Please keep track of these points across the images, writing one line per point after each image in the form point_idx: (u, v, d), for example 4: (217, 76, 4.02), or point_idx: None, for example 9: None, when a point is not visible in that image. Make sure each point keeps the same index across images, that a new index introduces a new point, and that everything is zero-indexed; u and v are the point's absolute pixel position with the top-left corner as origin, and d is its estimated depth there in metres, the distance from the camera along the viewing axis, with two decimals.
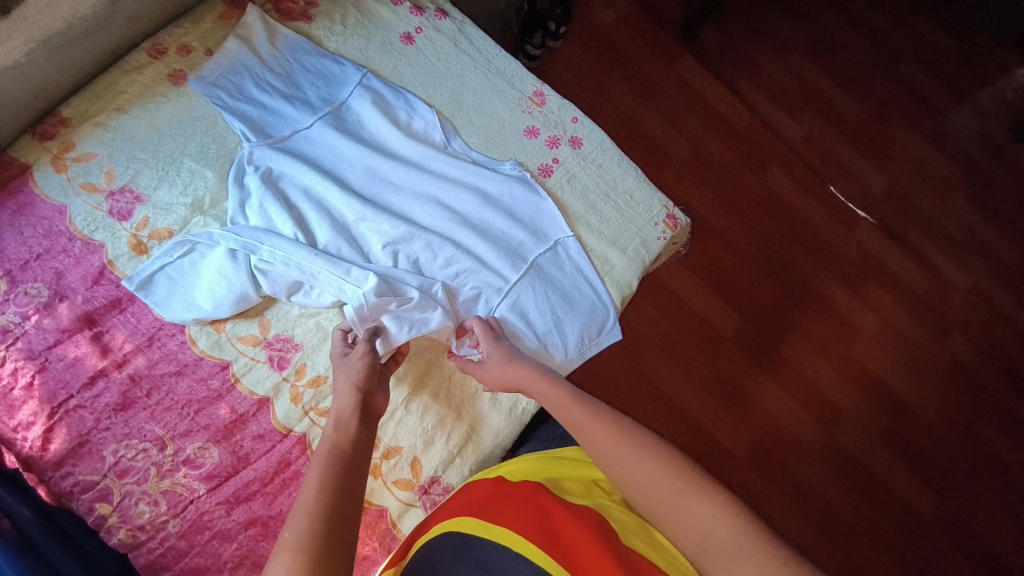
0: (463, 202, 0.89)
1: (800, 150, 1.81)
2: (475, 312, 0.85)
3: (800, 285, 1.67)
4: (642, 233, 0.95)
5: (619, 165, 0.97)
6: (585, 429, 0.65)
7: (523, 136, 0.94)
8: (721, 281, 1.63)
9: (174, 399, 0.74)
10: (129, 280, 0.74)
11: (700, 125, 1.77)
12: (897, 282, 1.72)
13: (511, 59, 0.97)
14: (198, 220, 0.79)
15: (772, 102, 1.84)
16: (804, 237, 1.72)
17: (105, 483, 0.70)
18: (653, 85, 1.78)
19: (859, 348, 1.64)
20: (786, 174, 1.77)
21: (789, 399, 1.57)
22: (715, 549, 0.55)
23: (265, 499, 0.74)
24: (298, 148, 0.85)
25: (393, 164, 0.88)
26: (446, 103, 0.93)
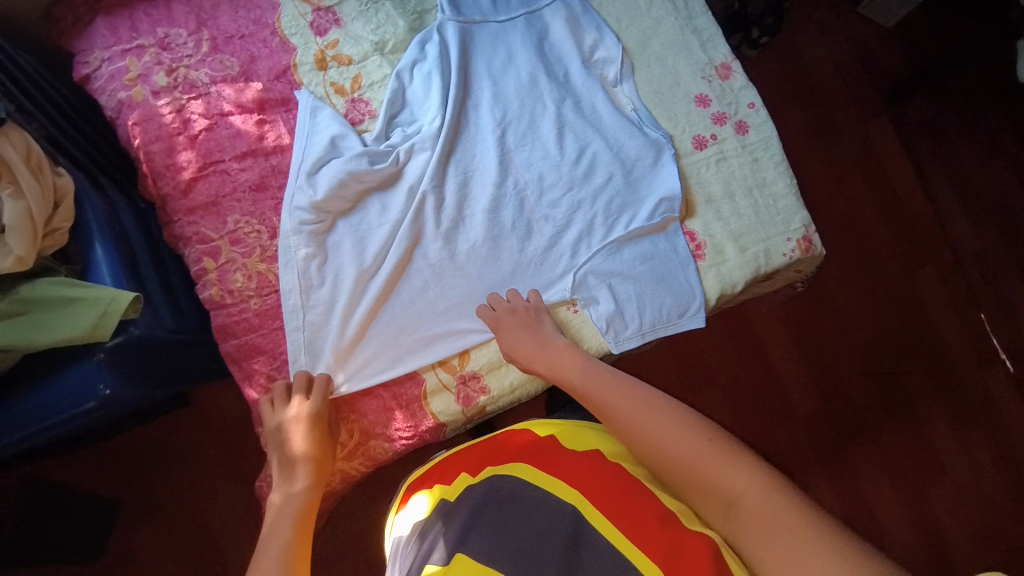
0: (597, 149, 0.87)
1: (965, 264, 1.61)
2: (565, 251, 0.86)
3: (899, 394, 1.51)
4: (769, 241, 0.90)
5: (776, 166, 0.91)
6: (613, 402, 0.68)
7: (691, 101, 0.90)
8: (816, 355, 1.51)
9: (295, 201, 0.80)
10: (303, 89, 0.82)
11: (865, 191, 1.63)
12: (1011, 445, 1.50)
13: (713, 24, 0.92)
14: (374, 57, 0.85)
15: (955, 200, 1.65)
16: (927, 352, 1.54)
17: (218, 243, 0.78)
18: (835, 133, 1.65)
19: (934, 490, 1.46)
20: (938, 280, 1.59)
21: (834, 500, 1.43)
22: (745, 515, 0.56)
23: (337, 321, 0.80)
24: (480, 35, 0.87)
25: (556, 84, 0.88)
26: (633, 43, 0.90)
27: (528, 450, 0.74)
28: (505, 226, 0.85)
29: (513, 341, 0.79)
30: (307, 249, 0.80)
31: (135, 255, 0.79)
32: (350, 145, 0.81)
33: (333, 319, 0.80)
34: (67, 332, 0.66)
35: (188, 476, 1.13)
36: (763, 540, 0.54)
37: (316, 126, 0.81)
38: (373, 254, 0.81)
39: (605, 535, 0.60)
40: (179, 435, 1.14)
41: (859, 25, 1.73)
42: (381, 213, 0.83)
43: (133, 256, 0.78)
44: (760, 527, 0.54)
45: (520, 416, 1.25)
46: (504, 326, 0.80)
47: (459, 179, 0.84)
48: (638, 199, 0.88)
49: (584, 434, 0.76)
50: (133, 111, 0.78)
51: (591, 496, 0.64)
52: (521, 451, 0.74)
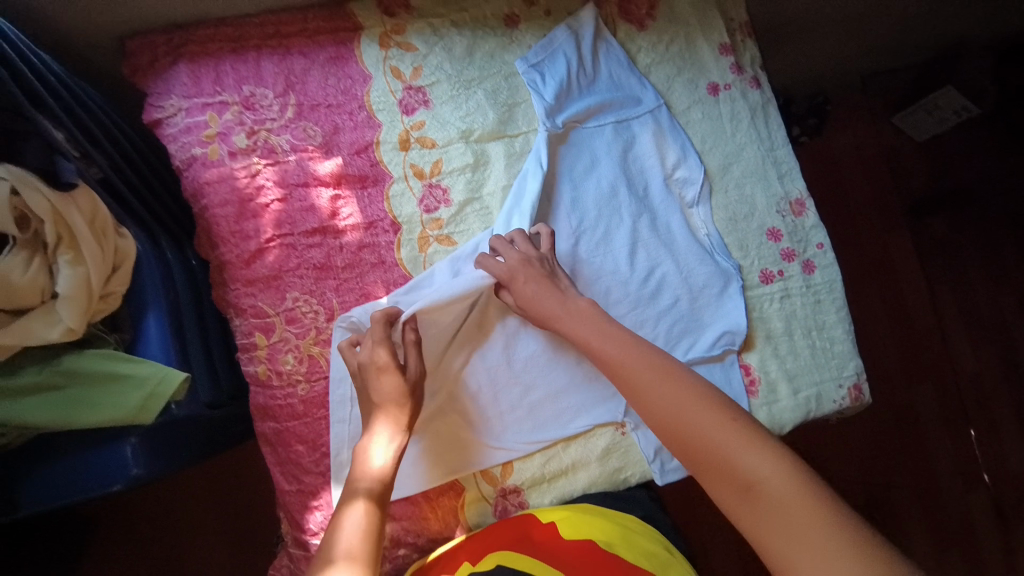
0: (667, 271, 0.86)
1: (961, 389, 1.50)
2: None
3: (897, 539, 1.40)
4: (822, 386, 0.88)
5: (837, 311, 0.91)
6: (636, 372, 0.63)
7: (763, 234, 0.90)
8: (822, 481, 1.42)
9: (360, 285, 0.76)
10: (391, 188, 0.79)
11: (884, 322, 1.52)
12: None
13: (793, 158, 0.93)
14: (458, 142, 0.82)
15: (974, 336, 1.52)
16: (919, 477, 1.43)
17: (273, 320, 0.74)
18: (854, 237, 1.56)
19: None
20: (935, 399, 1.48)
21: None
22: (761, 499, 0.54)
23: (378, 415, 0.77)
24: (566, 141, 0.86)
25: (635, 199, 0.87)
26: (715, 166, 0.90)
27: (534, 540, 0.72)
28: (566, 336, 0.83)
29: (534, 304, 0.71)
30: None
31: (180, 309, 0.72)
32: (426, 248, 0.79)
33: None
34: (110, 413, 0.61)
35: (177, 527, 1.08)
36: (780, 523, 0.53)
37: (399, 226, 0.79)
38: (432, 361, 0.79)
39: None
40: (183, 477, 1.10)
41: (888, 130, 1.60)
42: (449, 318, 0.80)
43: (178, 311, 0.71)
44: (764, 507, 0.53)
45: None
46: (518, 275, 0.72)
47: None
48: (700, 326, 0.86)
49: (587, 525, 0.74)
50: (206, 169, 0.73)
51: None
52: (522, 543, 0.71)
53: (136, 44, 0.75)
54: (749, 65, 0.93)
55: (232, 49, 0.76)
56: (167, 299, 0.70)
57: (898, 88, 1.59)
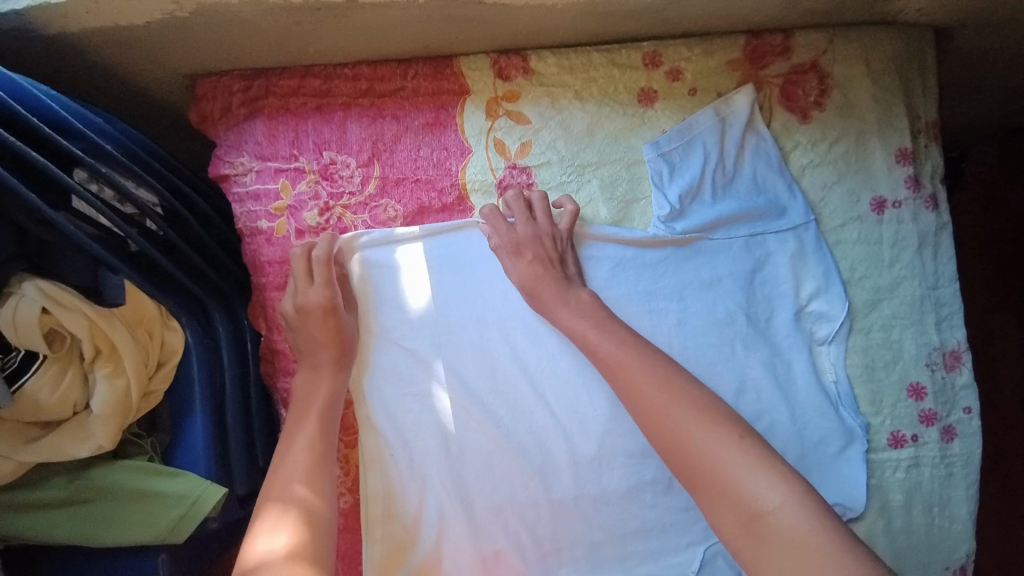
0: (777, 418, 0.73)
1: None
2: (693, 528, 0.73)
3: None
4: (930, 569, 0.76)
5: (968, 488, 0.77)
6: (636, 371, 0.59)
7: (903, 390, 0.75)
8: None
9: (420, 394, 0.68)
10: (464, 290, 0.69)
11: None
12: None
13: (958, 301, 0.76)
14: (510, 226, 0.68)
15: None
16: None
17: None
18: None
19: None
20: None
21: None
22: (772, 536, 0.49)
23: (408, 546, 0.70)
24: (687, 251, 0.72)
25: (754, 331, 0.73)
26: (862, 300, 0.74)
27: None
28: (647, 479, 0.72)
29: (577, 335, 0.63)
30: (412, 458, 0.70)
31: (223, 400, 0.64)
32: (478, 355, 0.70)
33: (419, 548, 0.70)
34: (140, 535, 0.55)
35: None
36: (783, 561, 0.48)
37: (453, 324, 0.69)
38: (478, 487, 0.70)
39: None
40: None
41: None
42: (501, 435, 0.70)
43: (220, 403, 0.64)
44: (802, 569, 0.47)
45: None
46: (524, 250, 0.66)
47: (608, 409, 0.71)
48: None
49: None
50: (273, 246, 0.65)
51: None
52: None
53: (208, 86, 0.67)
54: (927, 178, 0.76)
55: (316, 106, 0.66)
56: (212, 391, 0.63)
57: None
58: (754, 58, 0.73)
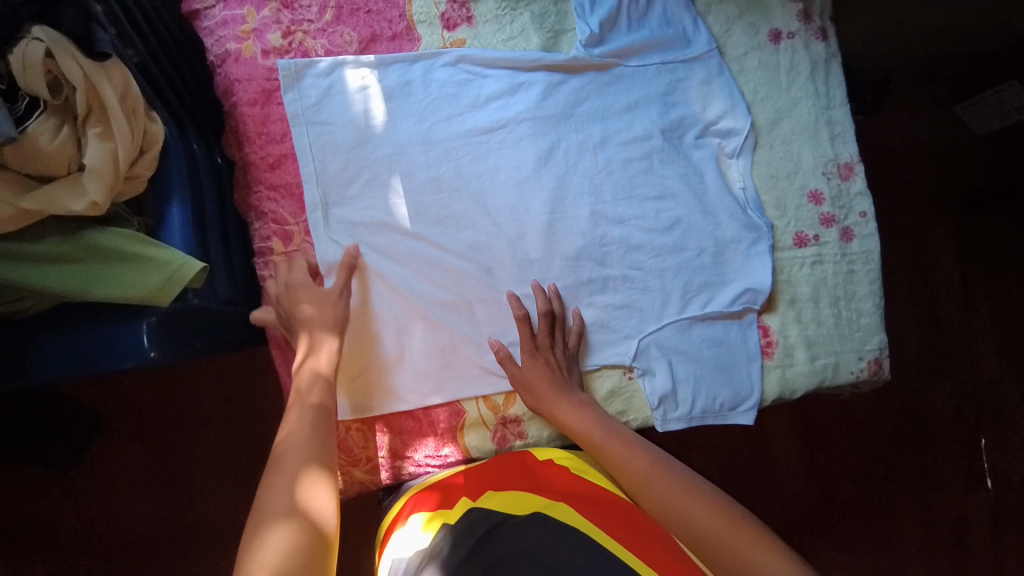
0: (691, 221, 0.83)
1: (984, 395, 1.44)
2: (626, 321, 0.83)
3: (887, 525, 1.39)
4: (841, 356, 0.87)
5: (869, 283, 0.88)
6: (561, 402, 0.75)
7: (804, 195, 0.86)
8: (823, 463, 1.40)
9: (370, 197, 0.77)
10: (405, 103, 0.79)
11: (911, 320, 1.45)
12: None
13: (849, 120, 0.88)
14: (448, 59, 0.80)
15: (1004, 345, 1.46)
16: (925, 477, 1.41)
17: (292, 228, 0.75)
18: (897, 233, 1.48)
19: None
20: (952, 399, 1.44)
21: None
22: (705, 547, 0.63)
23: (376, 333, 0.78)
24: (608, 75, 0.82)
25: (668, 145, 0.83)
26: (764, 118, 0.86)
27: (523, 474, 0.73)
28: (581, 279, 0.82)
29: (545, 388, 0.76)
30: (369, 266, 0.78)
31: (202, 200, 0.72)
32: (426, 170, 0.79)
33: (381, 345, 0.79)
34: (130, 292, 0.62)
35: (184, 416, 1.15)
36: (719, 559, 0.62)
37: (402, 144, 0.78)
38: (433, 286, 0.79)
39: (615, 547, 0.60)
40: (197, 383, 1.15)
41: (942, 115, 1.51)
42: (448, 243, 0.80)
43: (200, 203, 0.72)
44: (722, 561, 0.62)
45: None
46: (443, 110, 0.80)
47: (544, 219, 0.81)
48: (722, 281, 0.84)
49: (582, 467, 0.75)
50: (239, 65, 0.74)
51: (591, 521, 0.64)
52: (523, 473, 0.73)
53: None
54: (817, 15, 0.87)
55: None
56: (190, 190, 0.70)
57: (964, 76, 1.50)
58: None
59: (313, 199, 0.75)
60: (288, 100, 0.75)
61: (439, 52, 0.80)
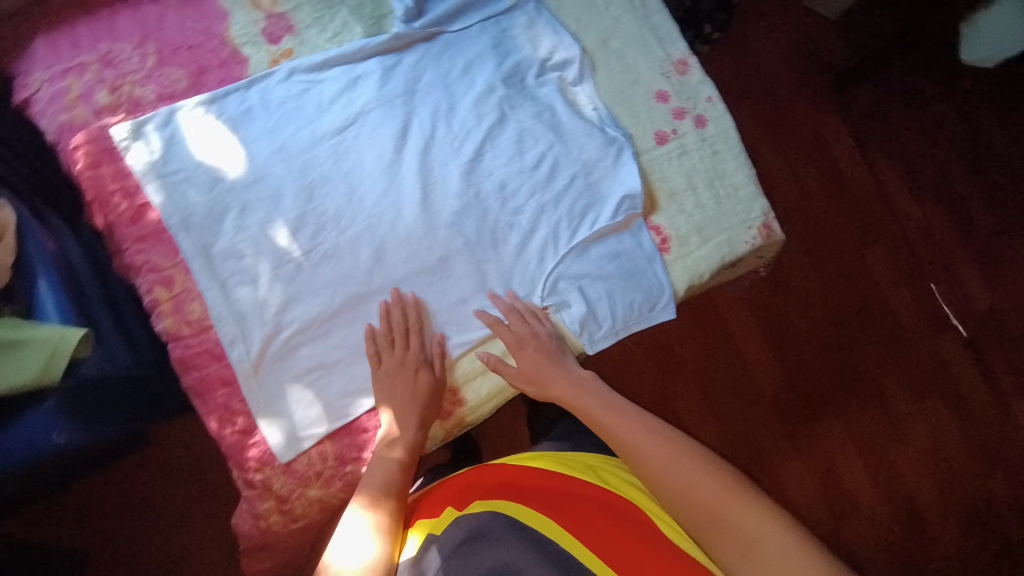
0: (556, 153, 0.88)
1: (912, 240, 1.53)
2: (526, 264, 0.87)
3: (858, 372, 1.45)
4: (732, 231, 0.92)
5: (735, 158, 0.94)
6: (560, 376, 0.82)
7: (651, 98, 0.92)
8: (778, 339, 1.46)
9: (240, 226, 0.77)
10: (245, 123, 0.78)
11: (822, 192, 1.53)
12: (996, 420, 1.45)
13: (670, 21, 0.94)
14: (280, 75, 0.80)
15: (906, 182, 1.56)
16: (882, 330, 1.48)
17: (171, 272, 0.76)
18: (782, 120, 1.55)
19: (900, 462, 1.40)
20: (887, 256, 1.52)
21: (813, 490, 1.37)
22: (695, 502, 0.64)
23: (283, 346, 0.77)
24: (439, 46, 0.86)
25: (513, 91, 0.87)
26: (592, 42, 0.92)
27: (506, 479, 0.74)
28: (470, 237, 0.85)
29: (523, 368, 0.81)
30: (261, 287, 0.77)
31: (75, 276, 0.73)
32: (291, 184, 0.79)
33: (297, 365, 0.78)
34: (15, 377, 0.62)
35: (144, 524, 1.08)
36: (711, 510, 0.63)
37: (262, 169, 0.78)
38: (330, 288, 0.79)
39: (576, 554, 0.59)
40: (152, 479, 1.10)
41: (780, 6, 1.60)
42: (336, 245, 0.80)
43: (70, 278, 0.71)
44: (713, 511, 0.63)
45: (505, 444, 1.25)
46: (289, 121, 0.80)
47: (418, 194, 0.83)
48: (600, 199, 0.89)
49: (564, 462, 0.77)
50: (74, 133, 0.75)
51: (566, 523, 0.63)
52: (505, 484, 0.72)
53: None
54: None
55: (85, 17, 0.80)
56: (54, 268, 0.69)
57: None
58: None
59: (190, 247, 0.76)
60: (137, 160, 0.75)
61: (269, 71, 0.80)
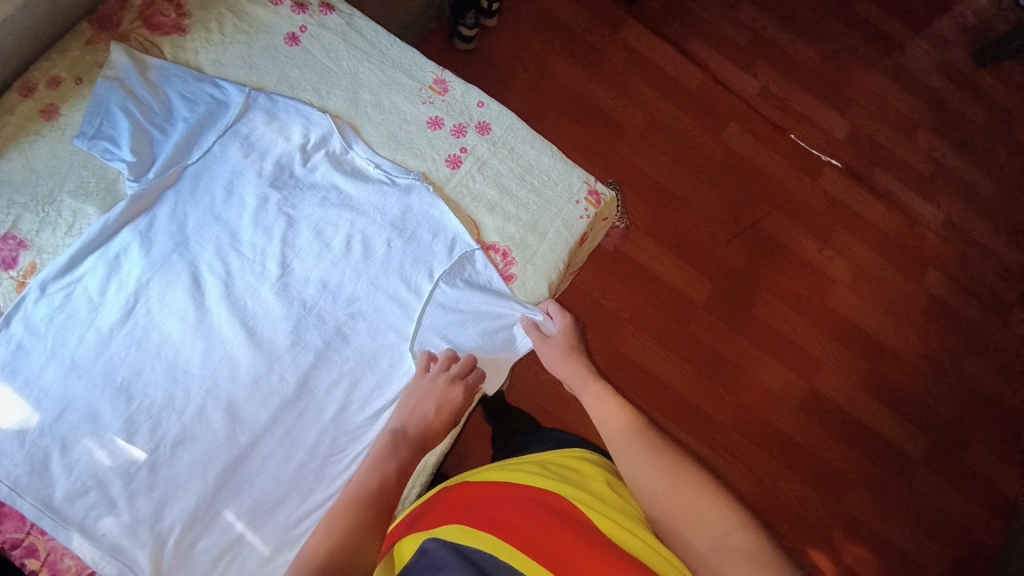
0: (360, 226, 0.84)
1: (756, 103, 1.73)
2: (390, 343, 0.82)
3: (768, 240, 1.63)
4: (563, 213, 0.91)
5: (532, 145, 0.93)
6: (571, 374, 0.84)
7: (425, 129, 0.90)
8: (686, 247, 1.58)
9: (69, 465, 0.71)
10: (19, 361, 0.72)
11: (661, 98, 1.68)
12: (868, 225, 1.68)
13: (406, 49, 0.93)
14: (33, 295, 0.74)
15: (723, 56, 1.76)
16: (778, 200, 1.66)
17: (29, 540, 0.71)
18: (597, 54, 1.68)
19: (830, 294, 1.61)
20: (740, 129, 1.70)
21: (776, 362, 1.54)
22: (666, 496, 0.64)
23: (176, 555, 0.72)
24: (189, 183, 0.81)
25: (286, 191, 0.83)
26: (342, 105, 0.89)
27: (464, 506, 0.70)
28: (318, 346, 0.80)
29: (565, 349, 0.85)
30: (124, 510, 0.72)
31: None
32: (102, 393, 0.73)
33: (202, 561, 0.73)
34: None
35: None
36: (683, 502, 0.62)
37: (63, 394, 0.72)
38: (197, 472, 0.74)
39: None
40: None
41: None
42: (182, 426, 0.75)
43: None
44: (683, 503, 0.62)
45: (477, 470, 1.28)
46: (69, 335, 0.74)
47: (243, 335, 0.78)
48: (426, 246, 0.86)
49: (519, 473, 0.74)
50: None
51: (509, 537, 0.62)
52: (454, 507, 0.71)
53: None
54: None
55: None
56: None
57: None
58: (103, 23, 0.85)
59: (32, 508, 0.69)
60: None
61: (19, 297, 0.73)
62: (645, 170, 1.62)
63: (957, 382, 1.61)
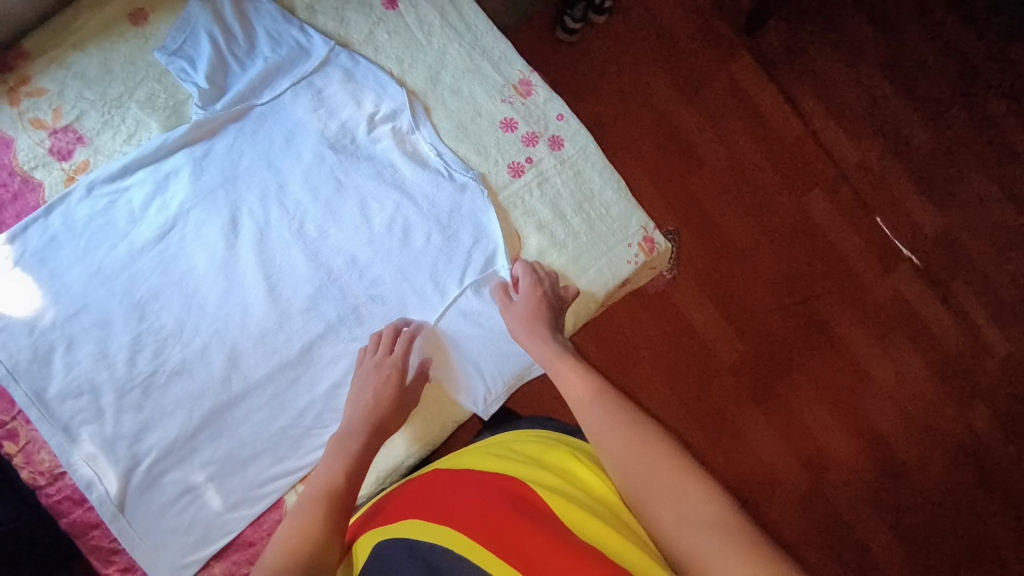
0: (405, 210, 0.82)
1: (850, 175, 1.62)
2: None
3: (817, 321, 1.53)
4: (611, 253, 0.87)
5: (600, 173, 0.89)
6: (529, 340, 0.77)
7: (497, 129, 0.86)
8: (729, 305, 1.51)
9: (69, 365, 0.72)
10: (50, 253, 0.73)
11: (751, 143, 1.59)
12: (928, 335, 1.57)
13: (501, 41, 0.89)
14: (79, 193, 0.74)
15: (831, 116, 1.63)
16: (841, 284, 1.56)
17: (13, 425, 0.72)
18: (697, 80, 1.59)
19: (863, 395, 1.52)
20: (825, 198, 1.59)
21: (785, 447, 1.47)
22: (643, 475, 0.58)
23: (145, 479, 0.73)
24: (252, 123, 0.80)
25: (343, 155, 0.81)
26: (421, 82, 0.86)
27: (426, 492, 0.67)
28: (331, 319, 0.79)
29: (525, 326, 0.77)
30: (109, 423, 0.73)
31: None
32: (118, 305, 0.74)
33: (166, 492, 0.74)
34: None
35: None
36: (660, 481, 0.57)
37: (82, 296, 0.73)
38: (186, 407, 0.74)
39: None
40: None
41: None
42: (182, 358, 0.75)
43: None
44: (661, 482, 0.57)
45: None
46: (103, 241, 0.75)
47: (263, 287, 0.77)
48: (464, 249, 0.83)
49: (485, 458, 0.70)
50: None
51: (468, 532, 0.58)
52: (417, 493, 0.67)
53: None
54: None
55: None
56: None
57: None
58: None
59: (24, 396, 0.71)
60: None
61: (65, 192, 0.74)
62: (712, 214, 1.54)
63: (972, 524, 1.50)
